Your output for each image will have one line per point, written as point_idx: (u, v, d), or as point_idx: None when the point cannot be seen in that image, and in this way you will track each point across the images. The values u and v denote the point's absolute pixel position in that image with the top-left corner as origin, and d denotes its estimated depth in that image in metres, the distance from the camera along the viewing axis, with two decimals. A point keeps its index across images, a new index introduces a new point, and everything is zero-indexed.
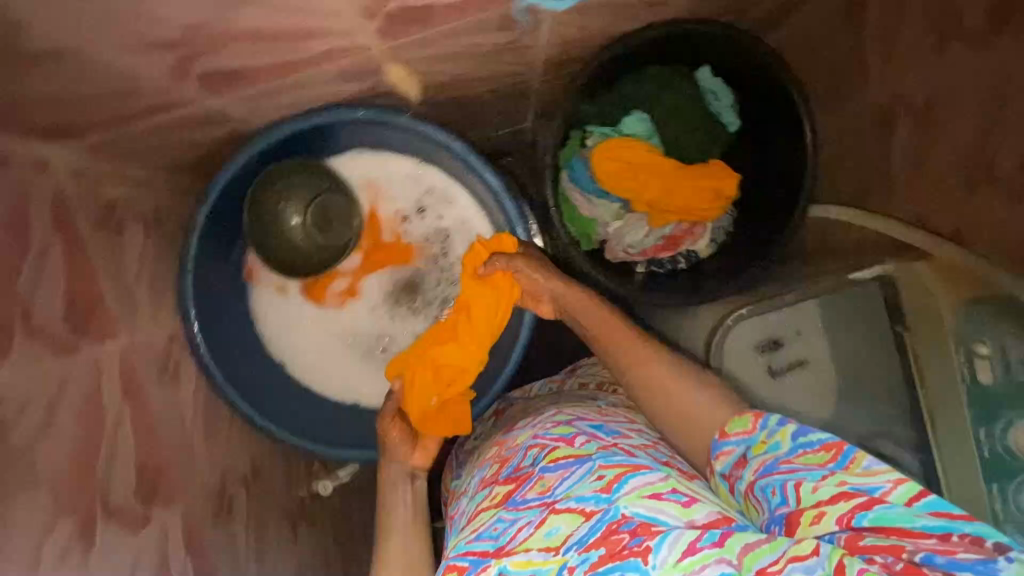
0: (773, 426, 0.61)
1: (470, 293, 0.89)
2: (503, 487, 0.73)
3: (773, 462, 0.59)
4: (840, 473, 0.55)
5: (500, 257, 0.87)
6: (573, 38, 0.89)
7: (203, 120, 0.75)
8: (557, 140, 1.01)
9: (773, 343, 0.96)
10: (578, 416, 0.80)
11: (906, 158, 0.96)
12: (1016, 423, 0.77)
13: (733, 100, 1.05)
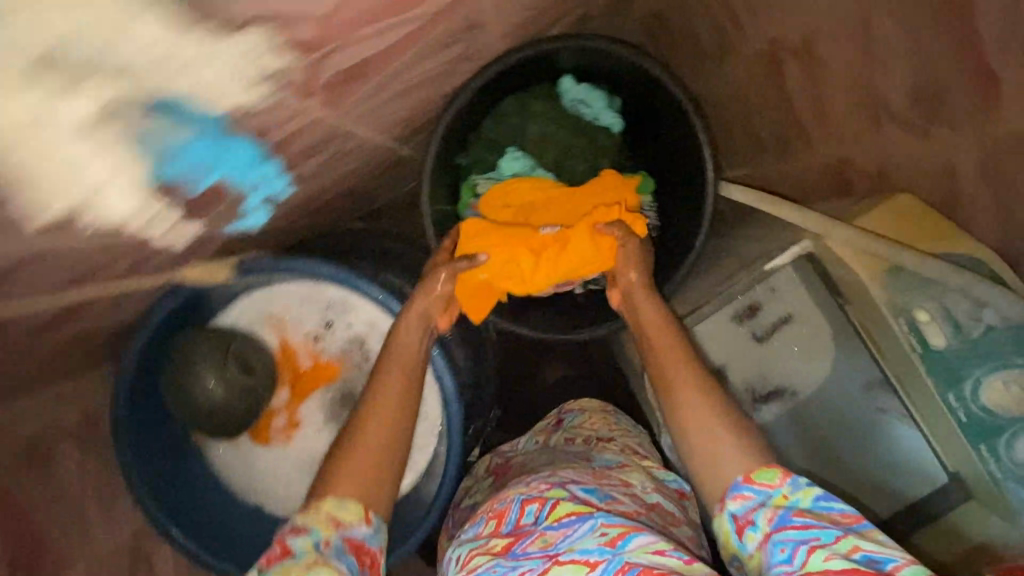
0: (798, 483, 0.56)
1: (576, 232, 0.85)
2: (501, 539, 0.69)
3: (787, 513, 0.54)
4: (855, 537, 0.50)
5: (621, 227, 0.83)
6: (410, 115, 0.85)
7: (93, 334, 0.79)
8: (441, 203, 0.98)
9: (747, 308, 0.84)
10: (572, 478, 0.75)
11: (808, 101, 0.87)
12: (983, 380, 0.71)
13: (607, 100, 0.99)
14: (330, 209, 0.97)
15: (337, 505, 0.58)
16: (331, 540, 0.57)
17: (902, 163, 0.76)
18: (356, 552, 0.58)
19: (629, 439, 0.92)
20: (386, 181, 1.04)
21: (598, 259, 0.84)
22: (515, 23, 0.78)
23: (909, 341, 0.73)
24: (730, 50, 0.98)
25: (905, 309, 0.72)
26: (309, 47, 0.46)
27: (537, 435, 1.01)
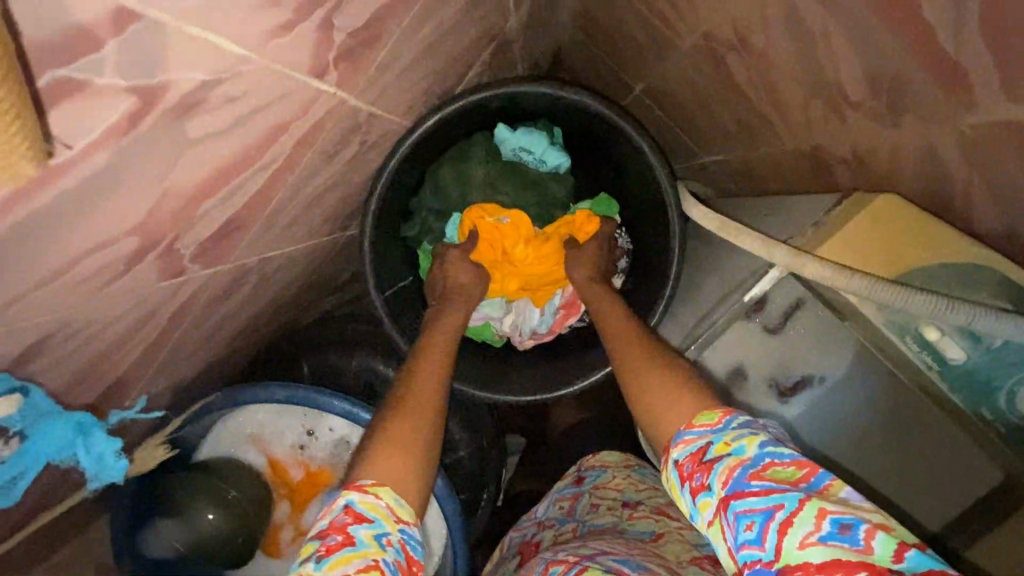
0: (736, 426, 0.51)
1: (549, 241, 0.92)
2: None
3: (743, 475, 0.47)
4: (819, 500, 0.44)
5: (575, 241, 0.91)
6: (336, 210, 0.81)
7: (81, 503, 0.79)
8: (396, 281, 0.93)
9: (755, 303, 0.76)
10: (601, 550, 0.73)
11: (760, 92, 0.77)
12: (1020, 391, 0.60)
13: (549, 139, 0.90)
14: (288, 309, 0.95)
15: (394, 499, 0.51)
16: (392, 539, 0.49)
17: (879, 151, 0.66)
18: (406, 567, 0.48)
19: (656, 498, 0.89)
20: (340, 264, 1.00)
21: (554, 265, 0.93)
22: (414, 96, 0.72)
23: (922, 363, 0.63)
24: (668, 44, 0.87)
25: (909, 329, 0.62)
26: (140, 250, 0.41)
27: (560, 501, 0.97)
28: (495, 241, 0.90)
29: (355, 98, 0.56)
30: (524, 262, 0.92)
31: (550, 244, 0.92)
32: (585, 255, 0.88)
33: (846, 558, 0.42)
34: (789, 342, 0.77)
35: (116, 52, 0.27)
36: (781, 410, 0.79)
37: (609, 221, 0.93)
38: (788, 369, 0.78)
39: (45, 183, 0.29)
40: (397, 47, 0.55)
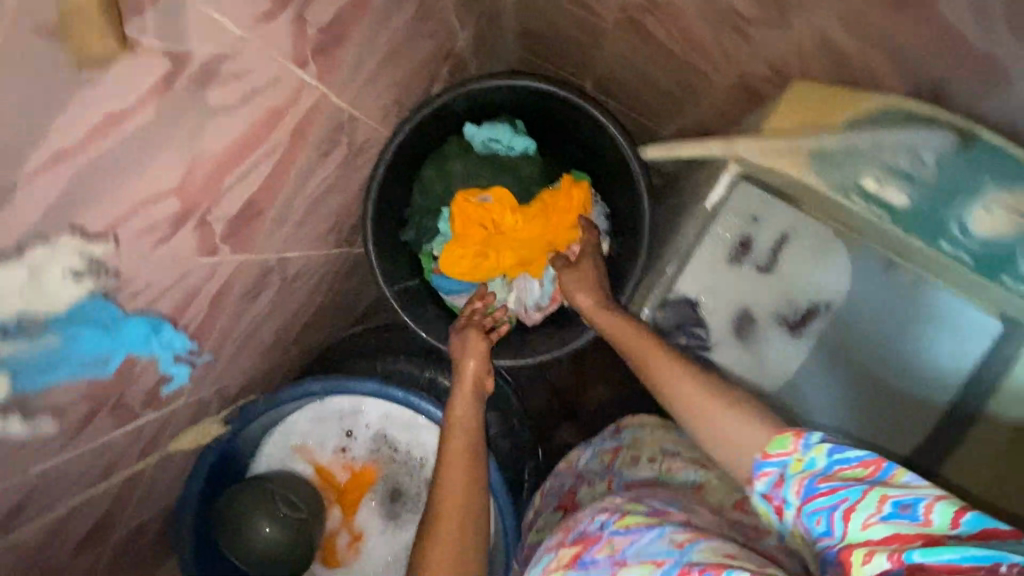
0: (810, 444, 0.50)
1: (534, 210, 0.99)
2: (569, 549, 0.67)
3: (812, 481, 0.49)
4: (879, 486, 0.46)
5: (556, 207, 1.00)
6: (340, 219, 0.92)
7: (150, 526, 0.85)
8: (404, 280, 1.03)
9: (739, 244, 0.81)
10: (643, 494, 0.74)
11: (679, 43, 0.89)
12: (965, 214, 0.65)
13: (512, 128, 1.02)
14: (314, 328, 1.04)
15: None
16: None
17: (787, 55, 0.76)
18: None
19: (694, 450, 0.90)
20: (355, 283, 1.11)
21: (543, 233, 1.00)
22: (385, 105, 0.85)
23: (872, 214, 0.69)
24: (596, 30, 1.01)
25: (848, 186, 0.69)
26: (181, 211, 0.52)
27: (601, 455, 0.99)
28: (482, 216, 0.98)
29: (335, 96, 0.68)
30: (513, 233, 0.99)
31: (536, 217, 0.99)
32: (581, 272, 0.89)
33: (904, 532, 0.43)
34: (782, 276, 0.80)
35: (154, 18, 0.39)
36: (790, 345, 0.81)
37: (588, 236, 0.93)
38: (787, 300, 0.81)
39: (112, 126, 0.40)
40: (361, 51, 0.68)
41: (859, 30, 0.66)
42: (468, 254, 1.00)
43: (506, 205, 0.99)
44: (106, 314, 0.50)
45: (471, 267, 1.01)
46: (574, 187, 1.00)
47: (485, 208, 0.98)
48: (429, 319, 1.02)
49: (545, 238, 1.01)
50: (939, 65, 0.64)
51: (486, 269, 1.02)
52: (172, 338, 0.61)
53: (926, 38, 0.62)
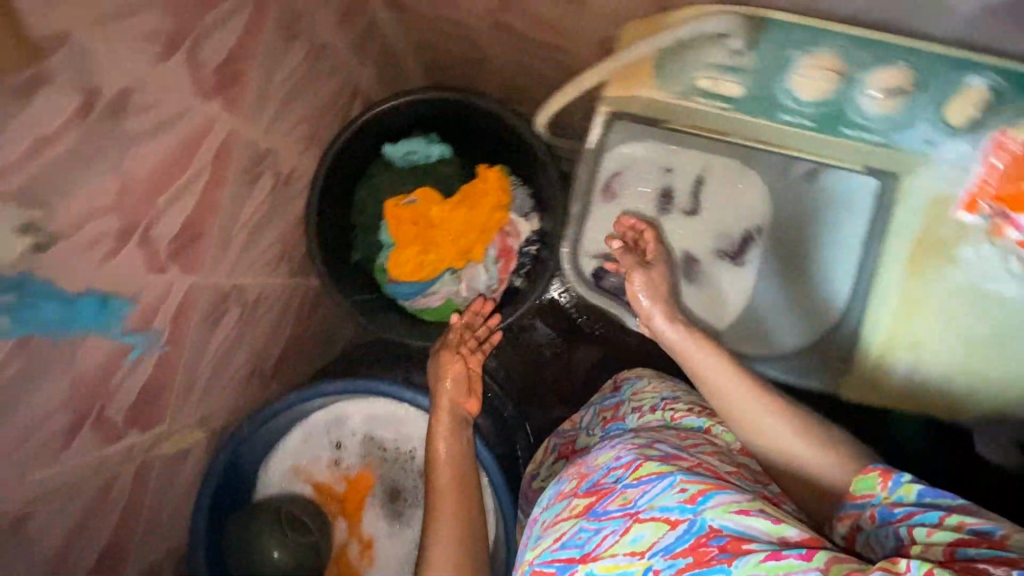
0: (899, 483, 0.59)
1: (460, 202, 1.12)
2: (582, 499, 0.69)
3: (888, 507, 0.58)
4: (957, 514, 0.53)
5: (478, 191, 1.12)
6: (289, 250, 1.02)
7: (162, 563, 0.90)
8: (360, 296, 1.12)
9: (664, 197, 0.87)
10: (658, 439, 0.74)
11: (544, 35, 1.02)
12: (791, 86, 0.77)
13: (424, 138, 1.14)
14: (295, 362, 1.11)
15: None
16: None
17: (622, 13, 0.89)
18: None
19: (692, 396, 0.90)
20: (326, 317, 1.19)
21: (474, 219, 1.12)
22: (301, 140, 0.97)
23: (717, 107, 0.80)
24: (478, 55, 1.15)
25: (690, 90, 0.81)
26: (122, 228, 0.62)
27: (604, 412, 0.98)
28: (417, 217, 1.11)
29: (248, 131, 0.81)
30: (446, 223, 1.12)
31: (462, 205, 1.12)
32: (651, 271, 0.81)
33: (967, 539, 0.50)
34: (711, 216, 0.86)
35: (64, 64, 0.51)
36: (738, 274, 0.86)
37: (649, 228, 0.84)
38: (723, 237, 0.86)
39: (45, 150, 0.52)
40: (261, 90, 0.81)
41: None
42: (412, 254, 1.12)
43: (435, 204, 1.12)
44: (49, 303, 0.56)
45: (418, 264, 1.13)
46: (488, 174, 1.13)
47: (415, 208, 1.11)
48: (391, 323, 1.10)
49: (475, 223, 1.13)
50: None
51: (432, 264, 1.13)
52: (123, 307, 0.66)
53: None
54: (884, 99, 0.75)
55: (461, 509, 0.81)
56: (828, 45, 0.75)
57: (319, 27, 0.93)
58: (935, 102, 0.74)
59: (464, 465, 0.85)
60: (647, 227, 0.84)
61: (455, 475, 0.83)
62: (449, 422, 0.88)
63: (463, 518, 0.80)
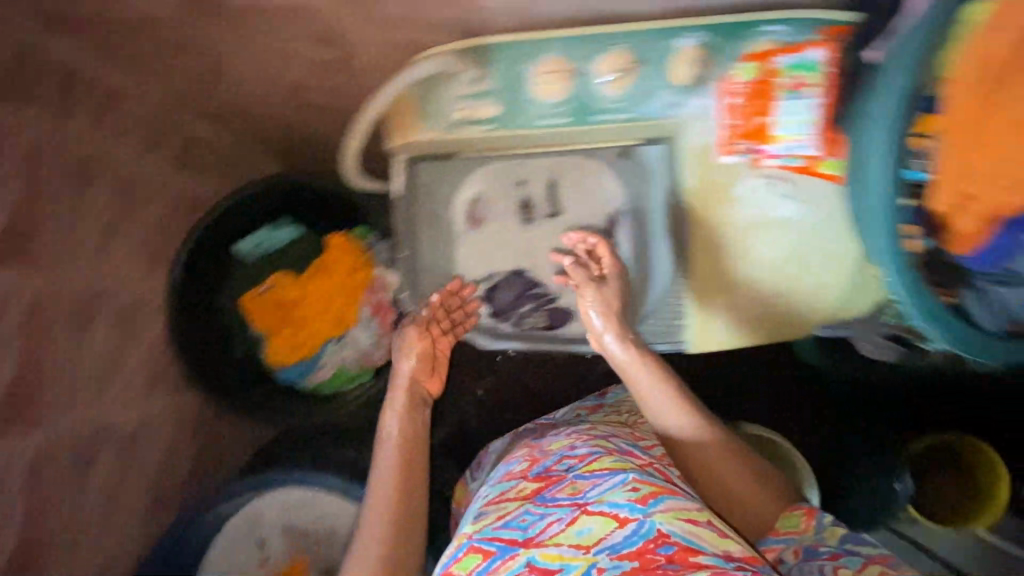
0: (823, 524, 0.71)
1: (317, 276, 1.16)
2: (529, 482, 0.72)
3: (812, 546, 0.70)
4: (879, 565, 0.66)
5: (332, 259, 1.16)
6: (163, 369, 1.08)
7: None
8: (255, 390, 1.17)
9: (525, 202, 0.90)
10: (611, 432, 0.78)
11: (348, 108, 1.10)
12: (535, 92, 0.83)
13: (268, 226, 1.18)
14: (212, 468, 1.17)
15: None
16: None
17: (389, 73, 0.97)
18: None
19: None
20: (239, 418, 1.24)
21: (336, 287, 1.16)
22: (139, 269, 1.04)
23: (482, 130, 0.86)
24: (307, 134, 1.20)
25: (453, 122, 0.86)
26: None
27: (580, 408, 0.98)
28: (284, 301, 1.15)
29: (61, 287, 0.88)
30: (310, 299, 1.15)
31: (319, 278, 1.16)
32: (605, 285, 0.82)
33: None
34: (568, 211, 0.90)
35: None
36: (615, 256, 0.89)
37: (600, 241, 0.84)
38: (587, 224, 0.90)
39: None
40: (65, 245, 0.89)
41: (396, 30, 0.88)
42: (287, 337, 1.15)
43: (295, 284, 1.16)
44: None
45: (295, 345, 1.16)
46: (337, 242, 1.17)
47: (270, 295, 1.15)
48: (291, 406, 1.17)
49: (338, 291, 1.16)
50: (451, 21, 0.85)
51: (309, 340, 1.16)
52: None
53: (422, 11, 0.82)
54: (618, 82, 0.82)
55: (400, 496, 0.76)
56: (550, 48, 0.81)
57: (120, 161, 0.99)
58: (661, 68, 0.80)
59: (415, 446, 0.81)
60: (599, 240, 0.83)
61: (400, 452, 0.80)
62: (405, 399, 0.85)
63: (402, 507, 0.75)
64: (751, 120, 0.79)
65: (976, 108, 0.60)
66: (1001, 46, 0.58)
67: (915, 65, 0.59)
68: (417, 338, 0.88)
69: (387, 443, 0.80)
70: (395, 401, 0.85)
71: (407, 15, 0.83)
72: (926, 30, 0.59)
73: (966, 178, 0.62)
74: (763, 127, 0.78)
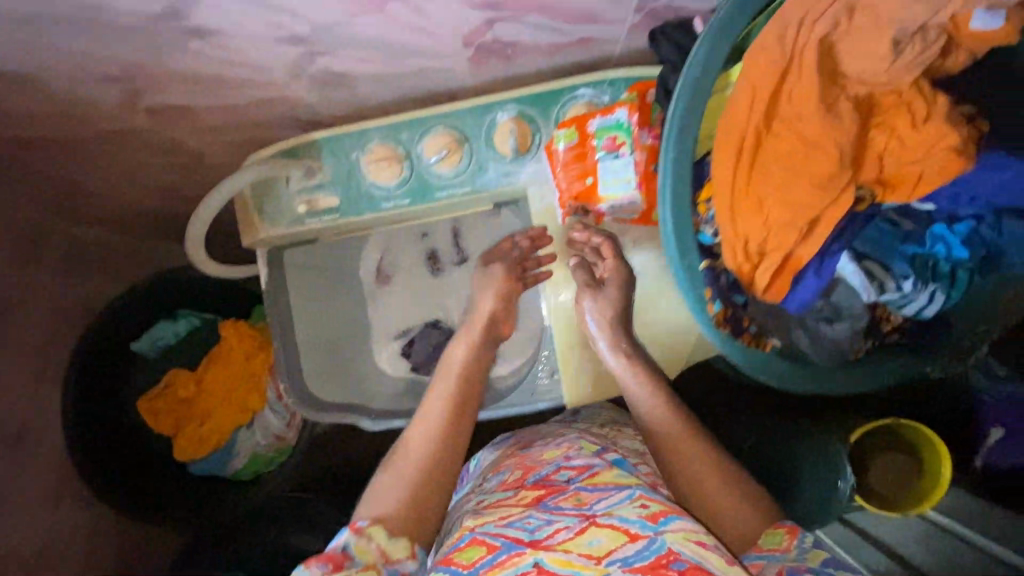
0: (805, 546, 0.61)
1: (216, 368, 1.16)
2: (529, 491, 0.69)
3: (794, 569, 0.59)
4: None
5: (229, 348, 1.17)
6: (67, 479, 1.11)
7: None
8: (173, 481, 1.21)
9: (431, 254, 0.99)
10: (602, 442, 0.77)
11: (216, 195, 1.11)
12: (371, 179, 0.84)
13: (165, 321, 1.20)
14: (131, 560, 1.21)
15: (387, 539, 0.62)
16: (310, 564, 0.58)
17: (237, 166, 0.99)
18: (335, 564, 0.58)
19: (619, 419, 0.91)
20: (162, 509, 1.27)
21: (236, 377, 1.16)
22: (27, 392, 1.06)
23: (327, 221, 0.87)
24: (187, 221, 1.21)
25: (295, 217, 0.87)
26: None
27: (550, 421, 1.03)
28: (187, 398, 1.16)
29: None
30: (211, 392, 1.16)
31: (218, 370, 1.16)
32: (604, 290, 0.81)
33: None
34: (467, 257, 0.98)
35: None
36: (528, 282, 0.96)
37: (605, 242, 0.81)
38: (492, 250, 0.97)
39: None
40: None
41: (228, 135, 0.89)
42: (193, 435, 1.16)
43: (194, 380, 1.16)
44: None
45: (202, 440, 1.16)
46: (232, 330, 1.17)
47: (169, 395, 1.16)
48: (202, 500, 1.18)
49: (238, 380, 1.16)
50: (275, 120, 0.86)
51: (216, 434, 1.17)
52: None
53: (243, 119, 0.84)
54: (447, 160, 0.82)
55: (447, 433, 0.71)
56: (377, 137, 0.82)
57: None
58: (488, 143, 0.82)
59: (473, 385, 0.77)
60: (604, 240, 0.81)
61: (461, 387, 0.75)
62: (480, 335, 0.82)
63: (444, 447, 0.70)
64: (583, 180, 0.79)
65: (745, 177, 0.55)
66: (751, 110, 0.53)
67: (677, 138, 0.60)
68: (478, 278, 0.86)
69: (449, 372, 0.78)
70: (472, 332, 0.82)
71: (226, 123, 0.83)
72: (698, 97, 0.60)
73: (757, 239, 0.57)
74: (593, 187, 0.79)
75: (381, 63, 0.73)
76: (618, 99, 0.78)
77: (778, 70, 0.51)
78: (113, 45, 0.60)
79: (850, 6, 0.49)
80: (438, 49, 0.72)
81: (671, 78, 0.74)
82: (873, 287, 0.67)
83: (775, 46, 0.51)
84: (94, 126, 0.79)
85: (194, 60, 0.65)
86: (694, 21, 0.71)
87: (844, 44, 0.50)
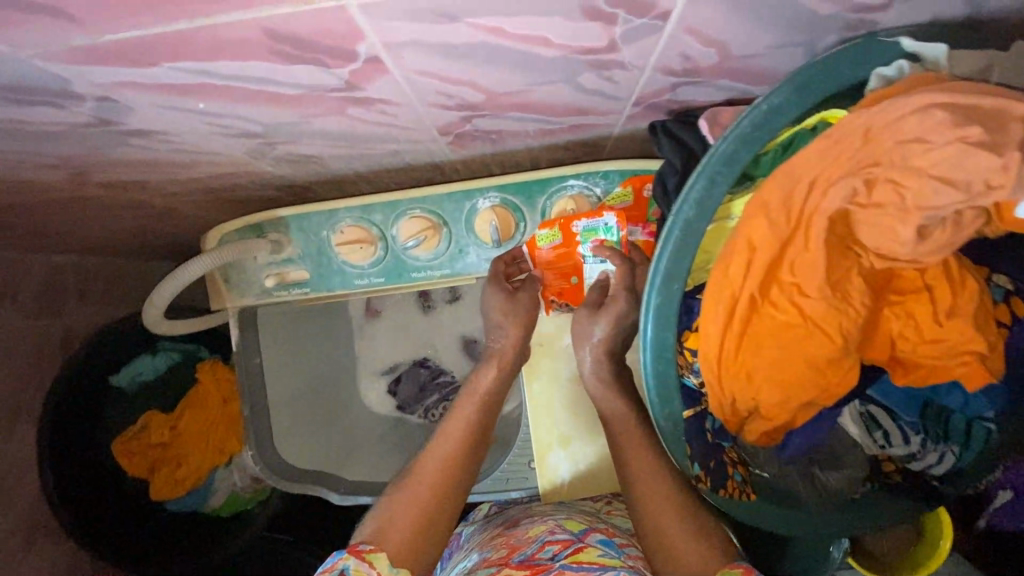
0: None
1: (193, 408, 1.16)
2: (512, 570, 0.65)
3: None
4: None
5: (209, 386, 1.16)
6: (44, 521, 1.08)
7: None
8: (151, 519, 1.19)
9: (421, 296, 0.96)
10: (590, 525, 0.73)
11: (190, 232, 1.08)
12: (343, 257, 0.77)
13: (145, 354, 1.17)
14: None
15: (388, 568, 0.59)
16: None
17: (206, 216, 0.94)
18: None
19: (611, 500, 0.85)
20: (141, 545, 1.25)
21: (215, 416, 1.16)
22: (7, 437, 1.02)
23: (297, 295, 0.81)
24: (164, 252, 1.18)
25: (265, 290, 0.82)
26: None
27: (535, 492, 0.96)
28: (165, 436, 1.15)
29: None
30: (189, 432, 1.15)
31: (195, 408, 1.16)
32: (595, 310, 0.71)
33: None
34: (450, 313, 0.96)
35: None
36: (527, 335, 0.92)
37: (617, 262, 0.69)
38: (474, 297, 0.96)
39: None
40: None
41: (197, 197, 0.83)
42: (164, 478, 1.14)
43: (172, 418, 1.16)
44: None
45: (176, 483, 1.15)
46: (211, 369, 1.17)
47: (144, 437, 1.15)
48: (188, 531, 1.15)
49: (217, 418, 1.16)
50: (244, 187, 0.80)
51: (191, 477, 1.15)
52: None
53: (210, 187, 0.78)
54: (424, 244, 0.75)
55: (462, 450, 0.70)
56: (350, 218, 0.77)
57: None
58: (469, 228, 0.75)
59: (496, 409, 0.75)
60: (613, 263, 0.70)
61: (483, 411, 0.74)
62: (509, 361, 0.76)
63: (458, 461, 0.69)
64: (568, 279, 0.74)
65: (735, 346, 0.48)
66: (746, 276, 0.45)
67: (664, 281, 0.52)
68: (503, 303, 0.75)
69: (474, 392, 0.75)
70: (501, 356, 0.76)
71: (189, 189, 0.77)
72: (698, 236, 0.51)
73: (752, 403, 0.50)
74: (577, 285, 0.74)
75: (346, 147, 0.66)
76: (610, 193, 0.72)
77: (779, 242, 0.44)
78: (45, 143, 0.55)
79: (869, 178, 0.41)
80: (410, 136, 0.65)
81: (671, 177, 0.65)
82: (873, 439, 0.64)
83: (779, 208, 0.44)
84: (47, 196, 0.73)
85: (135, 151, 0.59)
86: (701, 120, 0.61)
87: (861, 213, 0.43)
